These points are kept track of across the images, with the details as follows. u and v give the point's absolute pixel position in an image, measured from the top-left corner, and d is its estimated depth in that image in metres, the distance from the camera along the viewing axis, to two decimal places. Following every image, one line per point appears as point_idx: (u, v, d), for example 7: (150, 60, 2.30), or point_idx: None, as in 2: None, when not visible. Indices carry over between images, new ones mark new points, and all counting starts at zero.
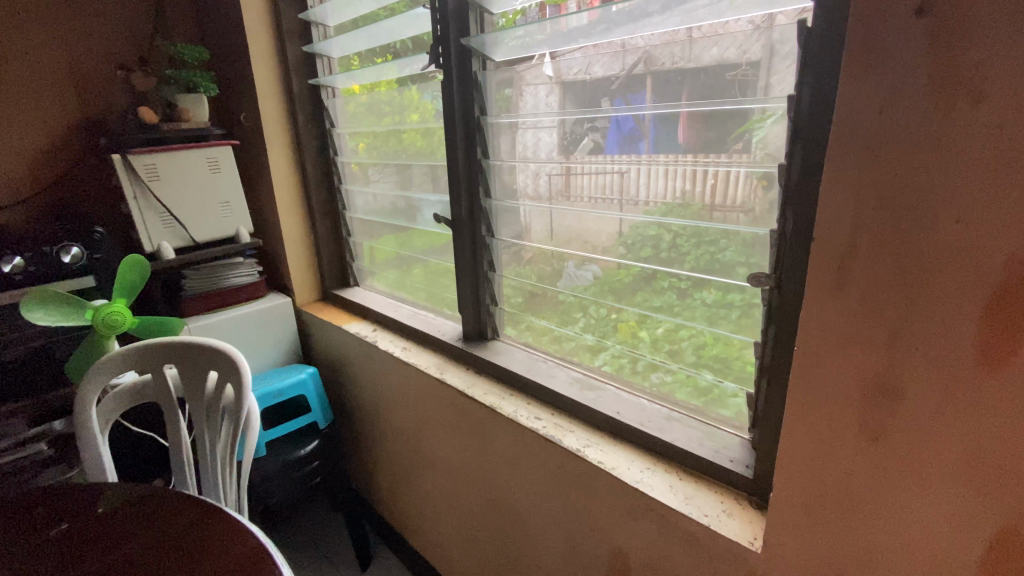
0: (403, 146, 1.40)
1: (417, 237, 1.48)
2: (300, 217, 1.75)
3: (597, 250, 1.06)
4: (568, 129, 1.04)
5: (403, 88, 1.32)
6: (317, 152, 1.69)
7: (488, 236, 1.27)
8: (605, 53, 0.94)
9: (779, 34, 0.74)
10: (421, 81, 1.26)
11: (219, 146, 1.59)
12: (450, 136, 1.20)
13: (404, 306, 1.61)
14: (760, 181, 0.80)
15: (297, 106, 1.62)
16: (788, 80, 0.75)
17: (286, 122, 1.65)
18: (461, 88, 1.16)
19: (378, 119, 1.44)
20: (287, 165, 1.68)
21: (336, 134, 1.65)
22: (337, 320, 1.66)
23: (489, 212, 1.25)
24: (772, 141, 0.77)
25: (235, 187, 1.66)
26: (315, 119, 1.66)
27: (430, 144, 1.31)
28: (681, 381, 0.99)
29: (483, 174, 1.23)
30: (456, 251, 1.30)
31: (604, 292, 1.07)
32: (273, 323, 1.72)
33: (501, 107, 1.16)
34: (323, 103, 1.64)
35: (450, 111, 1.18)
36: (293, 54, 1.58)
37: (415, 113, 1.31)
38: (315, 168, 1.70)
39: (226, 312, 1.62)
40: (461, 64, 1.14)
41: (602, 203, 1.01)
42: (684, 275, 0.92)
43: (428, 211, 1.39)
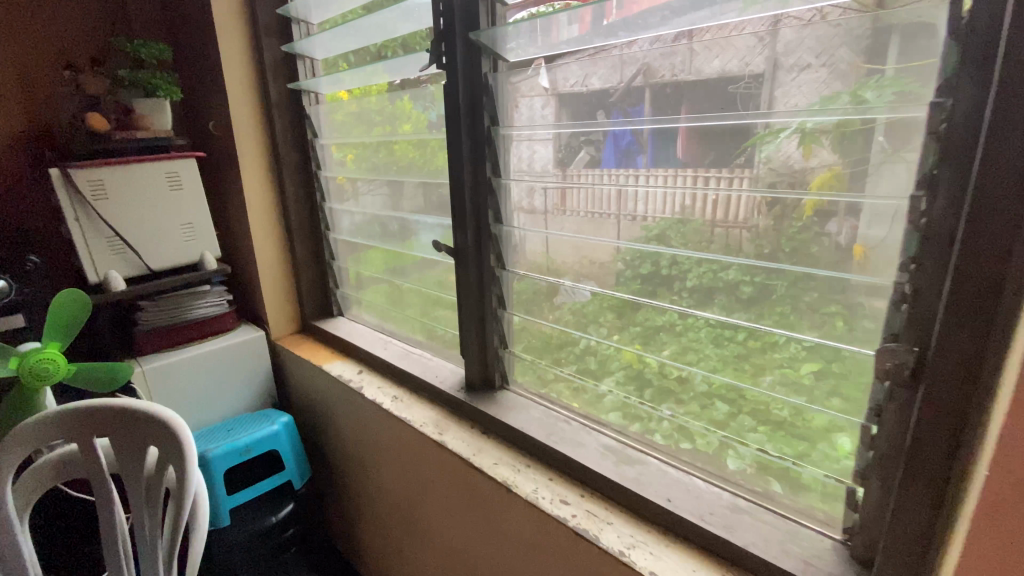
0: (392, 159, 1.33)
1: (405, 255, 1.41)
2: (276, 231, 1.66)
3: (595, 269, 1.00)
4: (563, 142, 0.98)
5: (394, 98, 1.25)
6: (297, 163, 1.62)
7: (496, 274, 1.17)
8: (602, 64, 0.89)
9: (783, 46, 0.70)
10: (414, 91, 1.19)
11: (179, 160, 1.49)
12: (455, 160, 1.11)
13: (394, 344, 1.53)
14: (763, 199, 0.75)
15: (274, 114, 1.55)
16: (794, 95, 0.71)
17: (262, 130, 1.57)
18: (472, 102, 1.07)
19: (366, 130, 1.37)
20: (264, 178, 1.61)
21: (319, 144, 1.58)
22: (316, 359, 1.56)
23: (499, 237, 1.15)
24: (777, 158, 0.73)
25: (201, 206, 1.57)
26: (293, 128, 1.59)
27: (422, 156, 1.24)
28: (694, 415, 0.91)
29: (493, 197, 1.13)
30: (460, 283, 1.20)
31: (601, 311, 1.01)
32: (243, 360, 1.62)
33: (511, 111, 1.06)
34: (306, 111, 1.57)
35: (453, 134, 1.09)
36: (269, 59, 1.51)
37: (407, 123, 1.24)
38: (295, 181, 1.63)
39: (190, 350, 1.53)
40: (473, 75, 1.05)
41: (599, 217, 0.96)
42: (710, 316, 0.84)
43: (428, 236, 1.31)
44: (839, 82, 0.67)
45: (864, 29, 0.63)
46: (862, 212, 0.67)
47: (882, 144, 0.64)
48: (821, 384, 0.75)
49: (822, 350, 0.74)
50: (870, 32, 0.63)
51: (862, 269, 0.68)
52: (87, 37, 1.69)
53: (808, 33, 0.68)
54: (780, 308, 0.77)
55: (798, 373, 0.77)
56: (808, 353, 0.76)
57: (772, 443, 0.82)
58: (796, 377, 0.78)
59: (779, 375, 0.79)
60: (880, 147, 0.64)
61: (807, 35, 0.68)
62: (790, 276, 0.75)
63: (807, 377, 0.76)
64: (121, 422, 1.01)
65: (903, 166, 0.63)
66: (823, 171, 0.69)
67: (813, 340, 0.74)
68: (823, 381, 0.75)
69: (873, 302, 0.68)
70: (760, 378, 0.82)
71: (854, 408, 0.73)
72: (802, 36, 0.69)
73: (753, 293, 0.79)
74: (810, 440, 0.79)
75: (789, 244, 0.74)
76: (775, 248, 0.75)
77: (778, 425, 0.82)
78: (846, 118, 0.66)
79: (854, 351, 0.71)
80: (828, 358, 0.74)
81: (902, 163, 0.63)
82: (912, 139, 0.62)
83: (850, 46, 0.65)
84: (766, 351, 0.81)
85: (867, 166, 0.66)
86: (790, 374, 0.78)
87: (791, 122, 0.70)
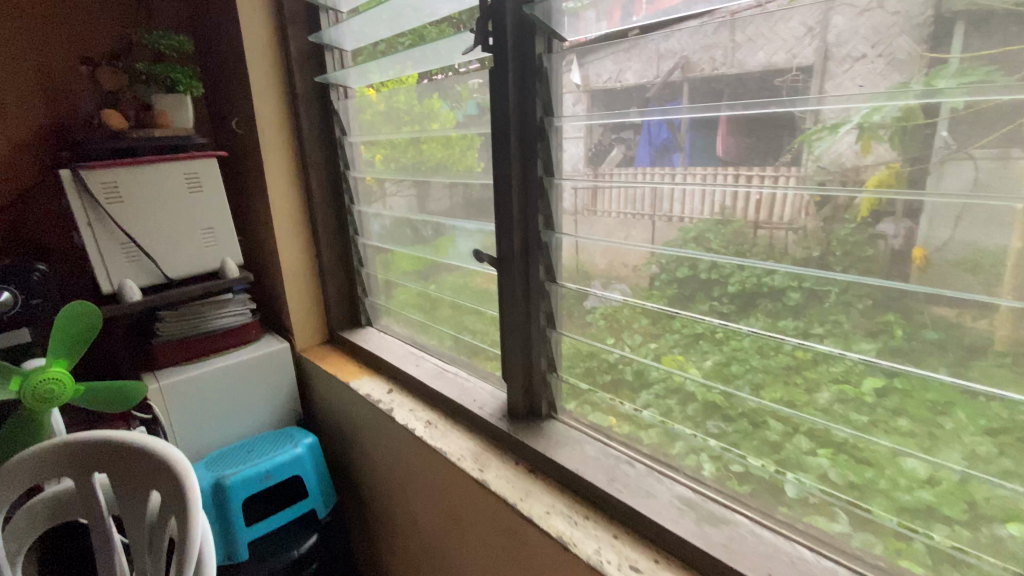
0: (420, 158, 1.29)
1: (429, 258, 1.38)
2: (302, 234, 1.66)
3: (626, 270, 0.93)
4: (595, 139, 0.92)
5: (426, 92, 1.20)
6: (323, 163, 1.61)
7: (546, 287, 1.08)
8: (639, 57, 0.83)
9: (835, 35, 0.64)
10: (443, 88, 1.16)
11: (201, 161, 1.49)
12: (501, 160, 1.03)
13: (427, 359, 1.49)
14: (813, 198, 0.68)
15: (301, 112, 1.53)
16: (847, 87, 0.64)
17: (288, 125, 1.56)
18: (524, 95, 0.99)
19: (395, 128, 1.32)
20: (292, 180, 1.60)
21: (347, 144, 1.57)
22: (347, 374, 1.54)
23: (550, 248, 1.06)
24: (830, 156, 0.66)
25: (221, 208, 1.56)
26: (319, 127, 1.57)
27: (450, 155, 1.20)
28: (745, 433, 0.83)
29: (543, 197, 1.03)
30: (501, 294, 1.13)
31: (635, 316, 0.94)
32: (264, 373, 1.62)
33: (565, 96, 0.96)
34: (334, 106, 1.55)
35: (499, 135, 1.02)
36: (294, 56, 1.49)
37: (435, 122, 1.20)
38: (321, 183, 1.61)
39: (213, 364, 1.53)
40: (528, 73, 0.97)
41: (632, 218, 0.89)
42: (762, 334, 0.76)
43: (467, 245, 1.24)
44: (898, 72, 0.60)
45: (926, 17, 0.58)
46: (923, 215, 0.60)
47: (944, 140, 0.58)
48: (890, 402, 0.68)
49: (885, 366, 0.67)
50: (933, 19, 0.58)
51: (925, 277, 0.62)
52: (103, 32, 1.70)
53: (863, 22, 0.62)
54: (832, 318, 0.70)
55: (858, 389, 0.70)
56: (870, 368, 0.69)
57: (835, 466, 0.75)
58: (858, 394, 0.70)
59: (837, 391, 0.72)
60: (944, 144, 0.58)
61: (862, 23, 0.62)
62: (843, 282, 0.68)
63: (869, 394, 0.69)
64: (123, 465, 0.98)
65: (969, 164, 0.57)
66: (881, 169, 0.62)
67: (873, 352, 0.67)
68: (892, 400, 0.67)
69: (936, 310, 0.62)
70: (817, 394, 0.74)
71: (926, 429, 0.65)
72: (855, 25, 0.63)
73: (801, 298, 0.72)
74: (876, 464, 0.71)
75: (841, 248, 0.67)
76: (828, 253, 0.68)
77: (838, 447, 0.74)
78: (906, 110, 0.60)
79: (921, 365, 0.64)
80: (886, 372, 0.67)
81: (967, 160, 0.57)
82: (985, 134, 0.56)
83: (910, 35, 0.59)
84: (818, 363, 0.73)
85: (929, 165, 0.59)
86: (849, 389, 0.71)
87: (842, 117, 0.64)
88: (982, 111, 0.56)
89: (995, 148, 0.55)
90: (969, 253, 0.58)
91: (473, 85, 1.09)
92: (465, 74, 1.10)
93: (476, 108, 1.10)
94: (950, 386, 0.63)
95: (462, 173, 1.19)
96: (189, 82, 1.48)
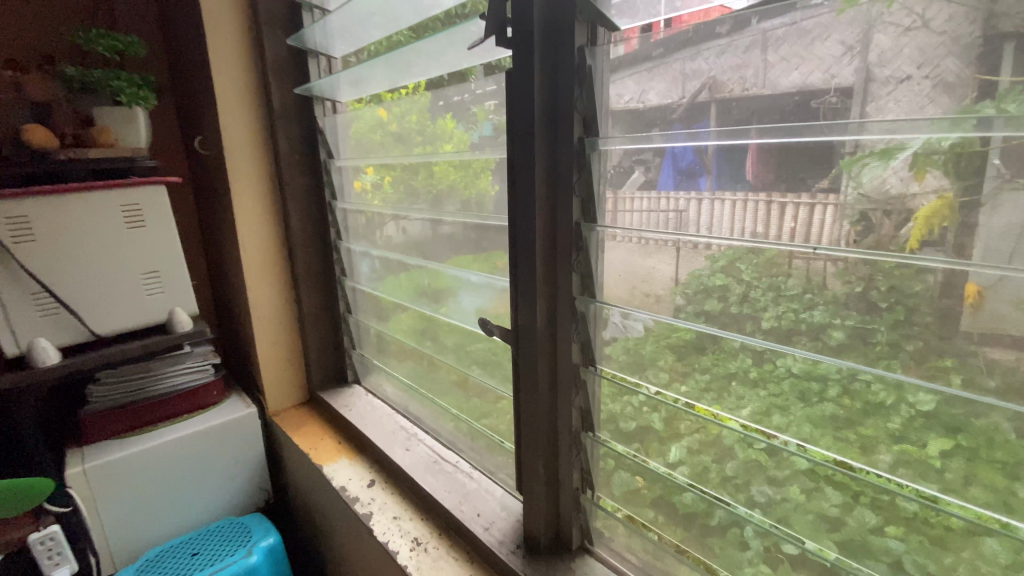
0: (431, 180, 1.18)
1: (429, 289, 1.26)
2: (276, 267, 1.58)
3: (648, 298, 0.82)
4: (612, 161, 0.82)
5: (439, 109, 1.11)
6: (305, 193, 1.54)
7: (587, 360, 0.94)
8: (664, 74, 0.73)
9: (879, 53, 0.55)
10: (458, 108, 1.06)
11: (152, 188, 1.36)
12: (523, 202, 0.90)
13: (424, 443, 1.40)
14: (854, 224, 0.58)
15: (278, 129, 1.45)
16: (893, 110, 0.55)
17: (264, 144, 1.49)
18: (561, 125, 0.86)
19: (404, 153, 1.21)
20: (270, 225, 1.55)
21: (335, 167, 1.50)
22: (319, 454, 1.44)
23: (588, 320, 0.92)
24: (876, 185, 0.56)
25: (171, 244, 1.42)
26: (302, 147, 1.51)
27: (465, 179, 1.09)
28: (797, 503, 0.70)
29: (581, 248, 0.89)
30: (518, 359, 0.99)
31: (654, 354, 0.82)
32: (225, 439, 1.55)
33: (604, 110, 0.83)
34: (319, 123, 1.48)
35: (524, 170, 0.88)
36: (269, 60, 1.40)
37: (449, 143, 1.11)
38: (307, 221, 1.56)
39: (167, 433, 1.46)
40: (571, 84, 0.82)
41: (655, 243, 0.79)
42: (808, 452, 0.66)
43: (467, 300, 1.15)
44: (949, 95, 0.51)
45: (974, 38, 0.49)
46: (977, 243, 0.51)
47: (997, 166, 0.49)
48: (961, 467, 0.55)
49: (946, 417, 0.55)
50: (982, 37, 0.49)
51: (980, 321, 0.52)
52: (52, 34, 1.58)
53: (908, 39, 0.54)
54: (886, 362, 0.58)
55: (926, 453, 0.57)
56: (937, 425, 0.56)
57: (907, 547, 0.62)
58: (925, 458, 0.58)
59: (899, 453, 0.59)
60: (996, 172, 0.49)
61: (907, 43, 0.54)
62: (890, 318, 0.57)
63: (942, 460, 0.56)
64: None
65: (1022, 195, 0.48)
66: (932, 198, 0.52)
67: (931, 405, 0.56)
68: (964, 462, 0.55)
69: (992, 353, 0.51)
70: (879, 455, 0.61)
71: (1005, 490, 0.53)
72: (899, 43, 0.54)
73: (846, 337, 0.61)
74: (952, 543, 0.58)
75: (887, 279, 0.57)
76: (873, 284, 0.58)
77: (908, 524, 0.61)
78: (964, 133, 0.50)
79: (985, 417, 0.52)
80: (947, 426, 0.55)
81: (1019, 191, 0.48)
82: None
83: (959, 54, 0.50)
84: (868, 416, 0.61)
85: (980, 193, 0.50)
86: (912, 449, 0.58)
87: (889, 143, 0.55)
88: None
89: None
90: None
91: (487, 103, 1.00)
92: (478, 94, 1.02)
93: (491, 130, 1.00)
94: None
95: (472, 201, 1.10)
96: (145, 93, 1.38)
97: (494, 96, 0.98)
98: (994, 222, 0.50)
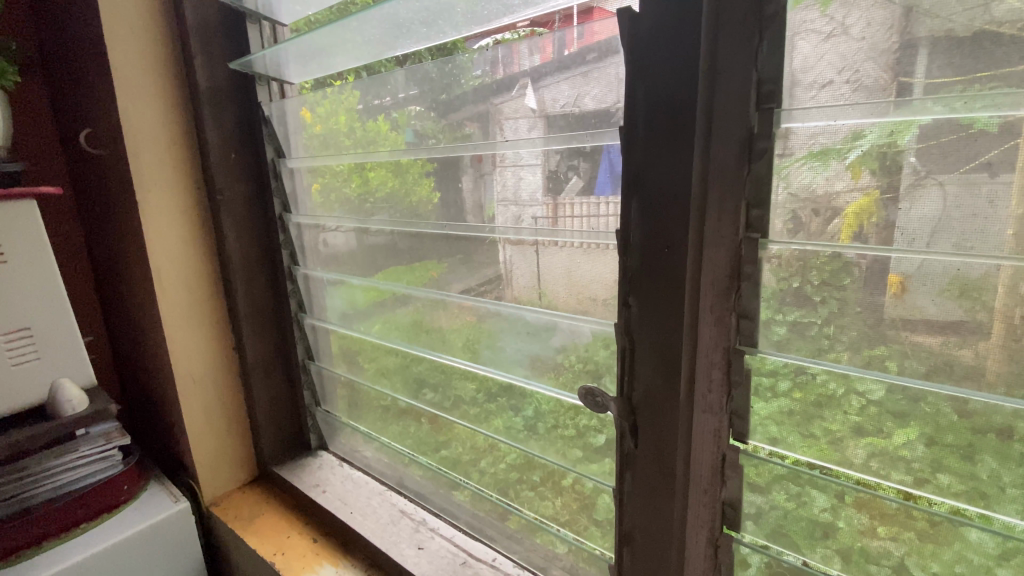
0: (364, 190, 0.73)
1: (399, 310, 0.74)
2: (203, 296, 0.86)
3: (593, 308, 0.54)
4: (813, 146, 0.38)
5: (363, 113, 0.69)
6: (247, 208, 0.85)
7: (718, 475, 0.47)
8: (598, 79, 0.48)
9: (799, 59, 0.37)
10: (314, 97, 0.74)
11: (10, 204, 0.70)
12: (667, 238, 0.41)
13: (440, 534, 0.74)
14: (785, 222, 0.40)
15: (203, 117, 0.78)
16: (821, 113, 0.37)
17: (62, 99, 0.91)
18: (732, 91, 0.38)
19: (328, 157, 0.75)
20: (199, 237, 0.84)
21: (285, 170, 0.82)
22: (285, 560, 0.77)
23: (866, 413, 0.39)
24: (801, 182, 0.39)
25: (51, 296, 0.75)
26: (237, 141, 0.82)
27: (376, 178, 0.71)
28: (785, 511, 0.45)
29: (738, 288, 0.42)
30: (619, 502, 0.52)
31: (572, 407, 0.57)
32: (131, 559, 0.80)
33: (807, 78, 0.37)
34: (267, 109, 0.80)
35: (670, 194, 0.40)
36: (191, 28, 0.74)
37: (358, 145, 0.71)
38: (207, 252, 0.85)
39: (57, 560, 0.74)
40: (737, 48, 0.37)
41: (598, 247, 0.51)
42: (778, 454, 0.44)
43: (516, 351, 0.61)
44: (866, 102, 0.35)
45: (890, 46, 0.34)
46: (899, 226, 0.35)
47: (914, 164, 0.34)
48: (923, 455, 0.37)
49: (892, 404, 0.38)
50: (898, 43, 0.34)
51: (907, 318, 0.36)
52: None
53: (829, 47, 0.36)
54: (830, 350, 0.40)
55: (893, 444, 0.38)
56: (891, 414, 0.38)
57: (908, 550, 0.39)
58: (892, 451, 0.38)
59: (902, 502, 0.39)
60: (911, 172, 0.34)
61: (828, 51, 0.36)
62: (822, 313, 0.39)
63: (908, 446, 0.38)
64: None
65: (935, 191, 0.34)
66: (855, 196, 0.37)
67: (880, 393, 0.38)
68: (927, 449, 0.37)
69: (916, 339, 0.36)
70: (847, 451, 0.40)
71: (972, 492, 0.36)
72: (819, 51, 0.37)
73: (789, 335, 0.41)
74: (933, 537, 0.38)
75: (816, 274, 0.39)
76: (802, 279, 0.40)
77: (896, 521, 0.39)
78: (893, 120, 0.35)
79: (925, 403, 0.36)
80: (897, 413, 0.38)
81: (932, 186, 0.34)
82: (968, 159, 0.33)
83: (881, 57, 0.35)
84: (823, 409, 0.41)
85: (898, 191, 0.35)
86: (835, 458, 0.41)
87: (815, 145, 0.38)
88: (969, 133, 0.32)
89: (988, 171, 0.32)
90: (965, 312, 0.34)
91: (410, 106, 0.65)
92: (398, 96, 0.65)
93: (415, 136, 0.65)
94: (991, 436, 0.34)
95: (416, 210, 0.68)
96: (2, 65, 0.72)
97: (417, 97, 0.63)
98: (916, 205, 0.35)
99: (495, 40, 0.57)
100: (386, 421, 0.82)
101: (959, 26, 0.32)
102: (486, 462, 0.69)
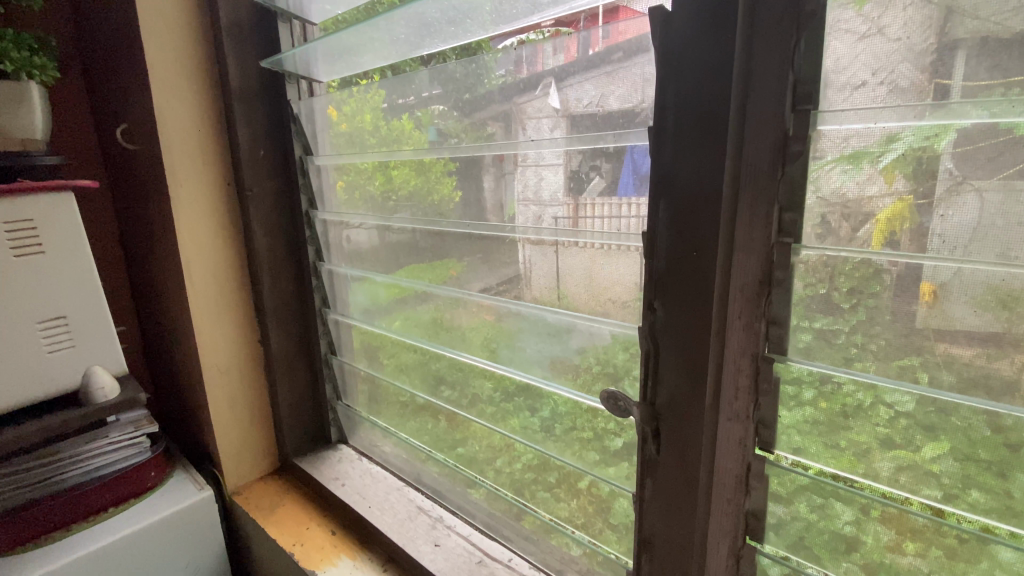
0: (388, 187, 0.74)
1: (417, 307, 0.75)
2: (230, 288, 0.88)
3: (613, 310, 0.53)
4: (847, 147, 0.37)
5: (387, 112, 0.70)
6: (275, 203, 0.86)
7: (743, 485, 0.46)
8: (623, 80, 0.47)
9: (833, 59, 0.36)
10: (340, 94, 0.75)
11: (50, 195, 0.72)
12: (695, 239, 0.41)
13: (456, 532, 0.75)
14: (814, 227, 0.39)
15: (234, 113, 0.79)
16: (854, 115, 0.36)
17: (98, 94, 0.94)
18: (767, 93, 0.37)
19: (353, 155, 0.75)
20: (226, 231, 0.86)
21: (312, 166, 0.84)
22: (303, 552, 0.78)
23: (896, 425, 0.37)
24: (834, 185, 0.38)
25: (85, 287, 0.77)
26: (266, 138, 0.83)
27: (399, 175, 0.71)
28: (808, 523, 0.44)
29: (767, 294, 0.41)
30: (638, 507, 0.51)
31: (590, 409, 0.57)
32: (156, 543, 0.82)
33: (839, 77, 0.36)
34: (295, 106, 0.81)
35: (700, 196, 0.40)
36: (223, 27, 0.76)
37: (382, 143, 0.72)
38: (236, 246, 0.87)
39: (89, 541, 0.77)
40: (773, 47, 0.36)
41: (620, 249, 0.51)
42: (801, 465, 0.43)
43: (535, 351, 0.61)
44: (903, 103, 0.34)
45: (927, 46, 0.33)
46: (932, 232, 0.34)
47: (950, 169, 0.33)
48: (953, 470, 0.36)
49: (921, 415, 0.36)
50: (935, 47, 0.33)
51: (941, 327, 0.35)
52: None
53: (863, 48, 0.35)
54: (858, 360, 0.39)
55: (922, 458, 0.37)
56: (921, 428, 0.37)
57: (935, 568, 0.38)
58: (920, 465, 0.37)
59: (932, 517, 0.37)
60: (947, 176, 0.33)
61: (862, 51, 0.35)
62: (850, 321, 0.38)
63: (937, 460, 0.36)
64: None
65: (973, 198, 0.33)
66: (887, 201, 0.36)
67: (910, 405, 0.37)
68: (958, 464, 0.36)
69: (951, 350, 0.35)
70: (873, 463, 0.39)
71: (1004, 510, 0.34)
72: (854, 51, 0.35)
73: (815, 343, 0.40)
74: (962, 554, 0.37)
75: (844, 281, 0.38)
76: (830, 286, 0.39)
77: (923, 537, 0.38)
78: (929, 121, 0.33)
79: (956, 416, 0.35)
80: (928, 427, 0.36)
81: (970, 191, 0.33)
82: (1009, 166, 0.31)
83: (921, 56, 0.33)
84: (850, 419, 0.39)
85: (934, 197, 0.34)
86: (860, 470, 0.40)
87: (847, 148, 0.37)
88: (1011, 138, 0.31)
89: None
90: (1000, 323, 0.33)
91: (433, 106, 0.65)
92: (422, 95, 0.66)
93: (438, 135, 0.65)
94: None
95: (438, 209, 0.68)
96: (42, 60, 0.75)
97: (440, 96, 0.64)
98: (953, 211, 0.33)
99: (520, 39, 0.57)
100: (404, 418, 0.83)
101: (1000, 27, 0.30)
102: (502, 461, 0.69)
